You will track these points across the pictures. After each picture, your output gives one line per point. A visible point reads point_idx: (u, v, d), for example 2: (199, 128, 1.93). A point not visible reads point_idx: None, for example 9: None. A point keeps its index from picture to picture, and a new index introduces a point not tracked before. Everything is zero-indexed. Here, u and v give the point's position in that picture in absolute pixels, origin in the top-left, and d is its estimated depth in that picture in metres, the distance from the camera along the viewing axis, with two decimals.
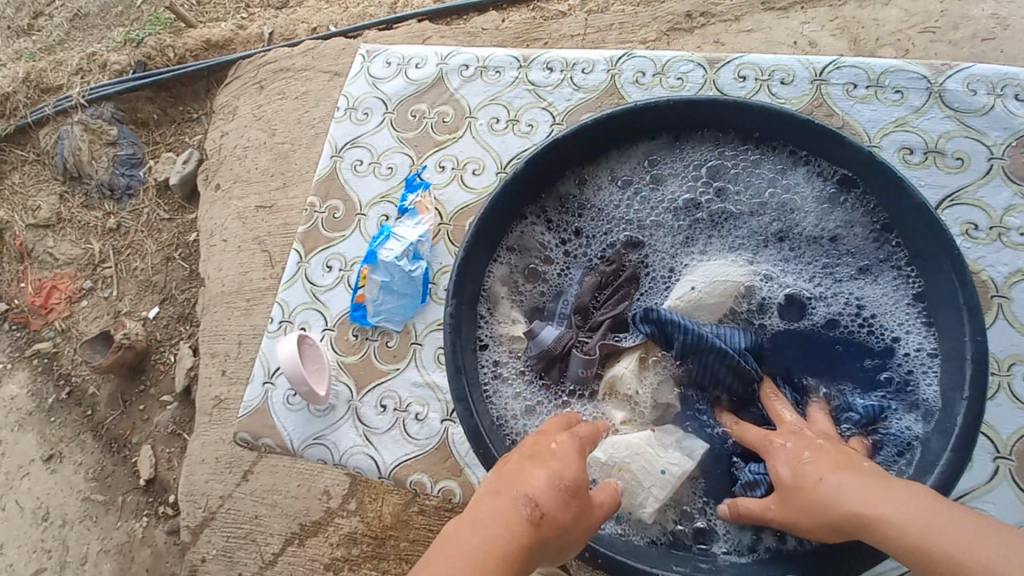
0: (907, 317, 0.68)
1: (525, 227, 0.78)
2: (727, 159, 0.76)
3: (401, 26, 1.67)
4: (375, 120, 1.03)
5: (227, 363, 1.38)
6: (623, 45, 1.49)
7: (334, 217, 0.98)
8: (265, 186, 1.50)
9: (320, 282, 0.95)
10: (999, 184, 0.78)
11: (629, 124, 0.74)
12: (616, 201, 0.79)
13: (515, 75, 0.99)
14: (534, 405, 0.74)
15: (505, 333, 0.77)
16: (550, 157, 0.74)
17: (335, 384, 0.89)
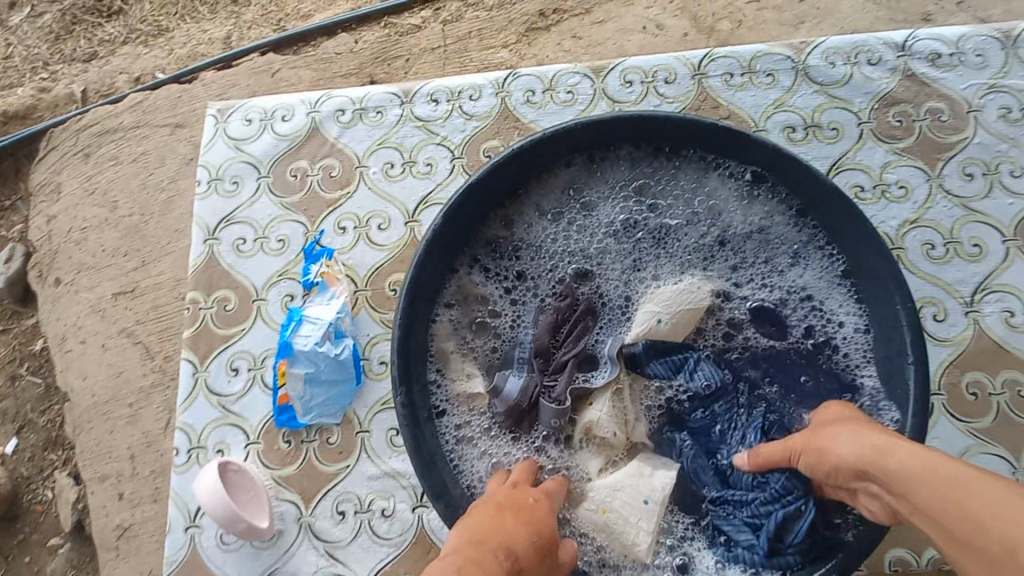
0: (843, 296, 0.69)
1: (455, 284, 0.72)
2: (647, 175, 0.75)
3: (242, 63, 1.49)
4: (248, 188, 0.90)
5: (122, 484, 1.23)
6: (486, 52, 1.46)
7: (226, 310, 0.84)
8: (120, 269, 1.35)
9: (228, 390, 0.81)
10: (871, 146, 0.85)
11: (540, 158, 0.71)
12: (551, 235, 0.75)
13: (399, 113, 0.91)
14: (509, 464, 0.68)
15: (462, 390, 0.69)
16: (468, 207, 0.68)
17: (277, 504, 0.76)
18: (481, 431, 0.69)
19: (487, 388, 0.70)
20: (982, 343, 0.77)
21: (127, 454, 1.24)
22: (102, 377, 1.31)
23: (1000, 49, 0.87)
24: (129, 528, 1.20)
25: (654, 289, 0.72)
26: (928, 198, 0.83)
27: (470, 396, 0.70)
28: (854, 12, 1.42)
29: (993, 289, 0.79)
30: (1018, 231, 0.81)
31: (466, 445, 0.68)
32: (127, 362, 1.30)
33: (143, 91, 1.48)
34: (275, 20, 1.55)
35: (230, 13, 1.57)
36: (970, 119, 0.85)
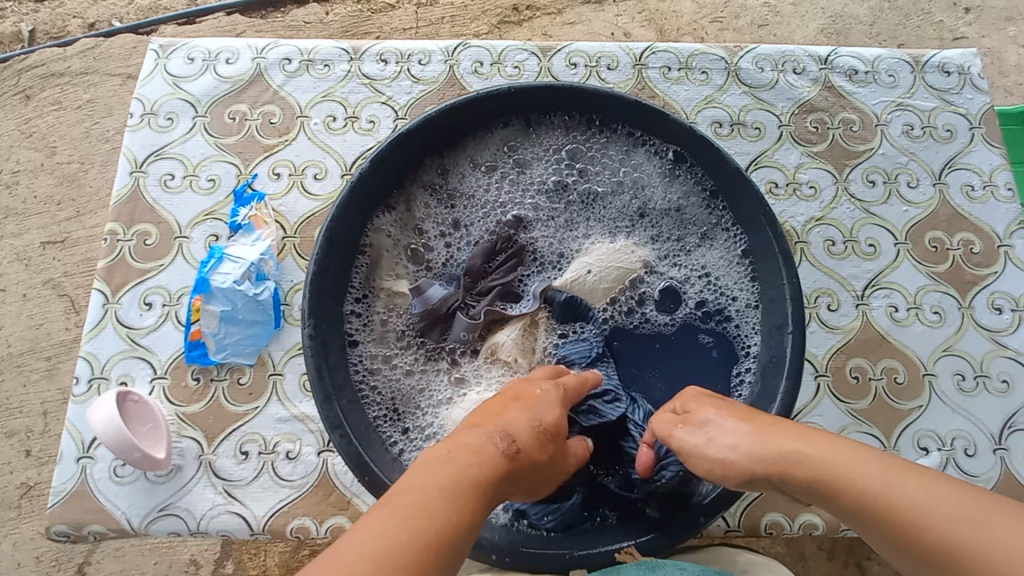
0: (742, 274, 0.73)
1: (390, 216, 0.74)
2: (579, 143, 0.78)
3: (206, 20, 1.46)
4: (182, 126, 0.88)
5: (31, 440, 1.20)
6: (457, 38, 1.48)
7: (146, 244, 0.82)
8: (51, 217, 1.31)
9: (139, 324, 0.79)
10: (789, 147, 0.92)
11: (472, 114, 0.73)
12: (483, 186, 0.77)
13: (346, 69, 0.92)
14: (414, 370, 0.71)
15: (385, 291, 0.72)
16: (401, 150, 0.70)
17: (178, 441, 0.75)
18: (394, 335, 0.71)
19: (412, 288, 0.72)
20: (867, 333, 0.84)
21: (40, 410, 1.21)
22: (19, 329, 1.25)
23: (909, 72, 0.95)
24: (34, 487, 1.19)
25: (588, 248, 0.76)
26: (834, 199, 0.90)
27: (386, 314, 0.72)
28: (808, 42, 1.56)
29: (882, 286, 0.87)
30: (908, 235, 0.89)
31: (377, 369, 0.70)
32: (48, 314, 1.25)
33: (95, 37, 1.41)
34: None
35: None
36: (877, 131, 0.93)
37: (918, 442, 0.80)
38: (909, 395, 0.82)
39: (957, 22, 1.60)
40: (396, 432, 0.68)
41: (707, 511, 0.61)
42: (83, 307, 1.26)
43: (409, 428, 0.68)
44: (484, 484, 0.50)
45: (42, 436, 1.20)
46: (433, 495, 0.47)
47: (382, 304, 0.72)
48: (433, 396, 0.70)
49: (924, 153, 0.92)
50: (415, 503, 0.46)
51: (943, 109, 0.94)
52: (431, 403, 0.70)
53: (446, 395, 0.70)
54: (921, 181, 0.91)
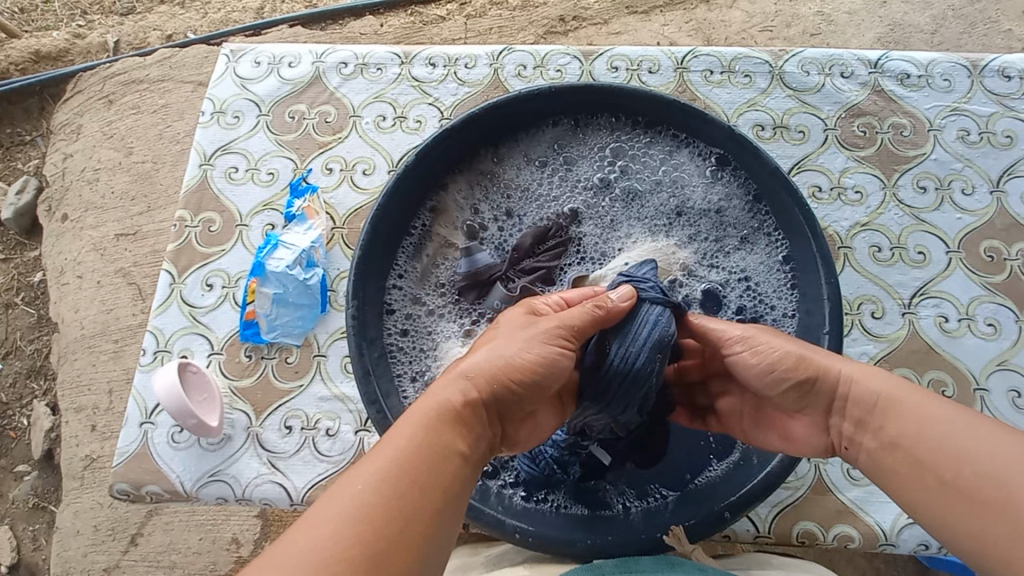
0: (782, 281, 0.71)
1: (448, 193, 0.78)
2: (625, 143, 0.78)
3: (271, 32, 1.57)
4: (247, 123, 0.96)
5: (97, 416, 1.30)
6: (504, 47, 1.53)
7: (210, 230, 0.89)
8: (126, 211, 1.42)
9: (200, 303, 0.86)
10: (834, 152, 0.90)
11: (523, 110, 0.76)
12: (536, 180, 0.79)
13: (397, 72, 0.97)
14: (438, 312, 0.75)
15: (436, 251, 0.76)
16: (456, 139, 0.74)
17: (229, 412, 0.80)
18: (434, 283, 0.76)
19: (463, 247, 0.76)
20: (914, 343, 0.82)
21: (106, 388, 1.30)
22: (93, 312, 1.37)
23: (966, 76, 0.92)
24: (96, 459, 1.29)
25: (633, 245, 0.75)
26: (881, 205, 0.88)
27: (423, 273, 0.76)
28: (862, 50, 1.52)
29: (931, 295, 0.84)
30: (961, 244, 0.85)
31: (414, 329, 0.74)
32: (118, 300, 1.36)
33: (172, 48, 1.54)
34: None
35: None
36: (930, 136, 0.90)
37: None
38: None
39: None
40: (409, 383, 0.71)
41: (733, 508, 0.59)
42: (149, 296, 1.36)
43: (418, 377, 0.72)
44: (447, 413, 0.49)
45: (106, 412, 1.30)
46: (398, 444, 0.46)
47: (419, 273, 0.76)
48: (445, 337, 0.74)
49: (982, 159, 0.89)
50: (391, 453, 0.45)
51: (1002, 114, 0.90)
52: (437, 347, 0.73)
53: (456, 343, 0.74)
54: (976, 188, 0.88)
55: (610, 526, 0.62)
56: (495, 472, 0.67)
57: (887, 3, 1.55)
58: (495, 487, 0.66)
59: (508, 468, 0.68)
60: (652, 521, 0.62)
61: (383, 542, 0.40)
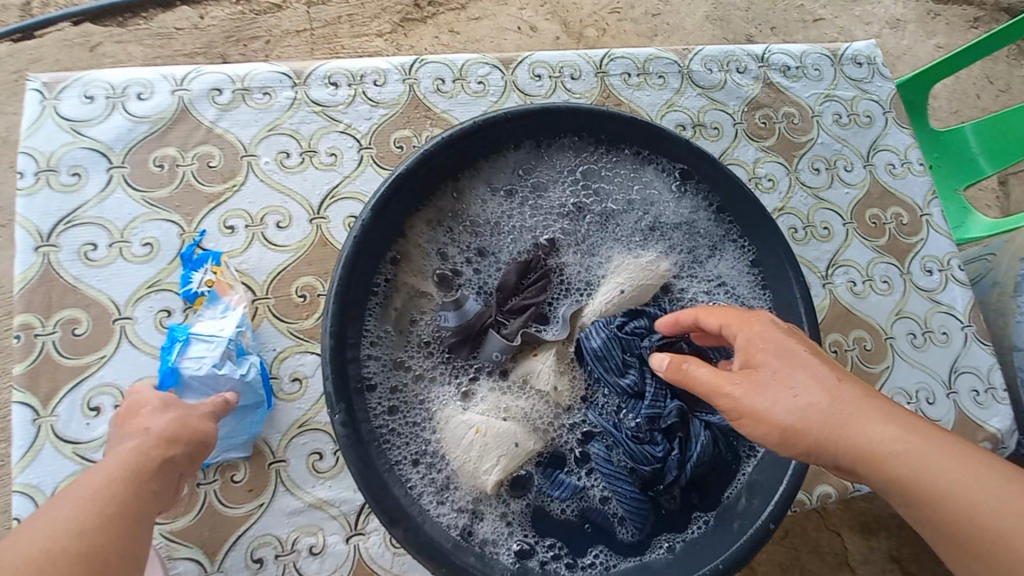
0: (754, 284, 0.75)
1: (414, 237, 0.68)
2: (592, 164, 0.75)
3: (42, 29, 1.18)
4: (94, 182, 0.72)
5: None
6: (358, 41, 1.32)
7: (76, 334, 0.67)
8: None
9: (87, 436, 0.64)
10: (745, 144, 0.97)
11: (483, 140, 0.69)
12: (504, 213, 0.72)
13: (292, 96, 0.81)
14: (427, 374, 0.65)
15: (413, 304, 0.67)
16: (418, 178, 0.65)
17: (172, 566, 0.63)
18: (417, 342, 0.66)
19: (442, 298, 0.68)
20: (836, 309, 0.93)
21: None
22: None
23: (829, 65, 1.05)
24: None
25: (616, 267, 0.72)
26: (790, 189, 0.97)
27: (399, 335, 0.65)
28: (697, 29, 1.58)
29: (840, 264, 0.96)
30: (853, 215, 0.99)
31: (403, 404, 0.63)
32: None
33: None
34: None
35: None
36: (813, 122, 1.02)
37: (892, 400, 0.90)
38: (876, 359, 0.92)
39: (814, 6, 1.70)
40: (412, 469, 0.61)
41: (776, 517, 0.61)
42: None
43: (419, 458, 0.62)
44: (139, 468, 0.50)
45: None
46: (107, 485, 0.48)
47: (396, 333, 0.65)
48: (441, 403, 0.64)
49: (853, 138, 1.03)
50: (88, 499, 0.47)
51: (862, 97, 1.05)
52: (433, 417, 0.64)
53: (455, 408, 0.65)
54: (854, 164, 1.01)
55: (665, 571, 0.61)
56: (534, 547, 0.62)
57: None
58: (538, 562, 0.61)
59: (547, 539, 0.63)
60: (701, 553, 0.62)
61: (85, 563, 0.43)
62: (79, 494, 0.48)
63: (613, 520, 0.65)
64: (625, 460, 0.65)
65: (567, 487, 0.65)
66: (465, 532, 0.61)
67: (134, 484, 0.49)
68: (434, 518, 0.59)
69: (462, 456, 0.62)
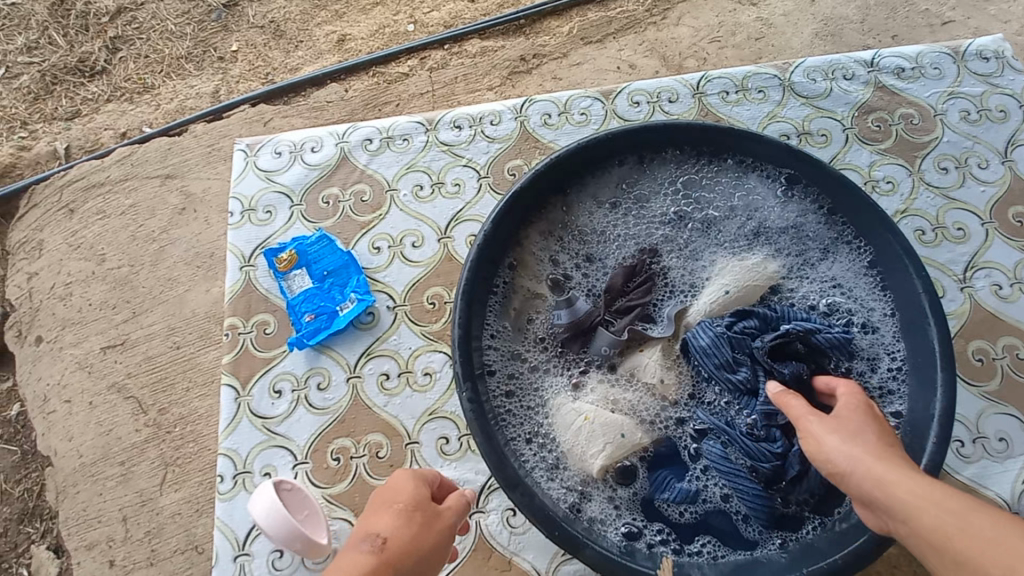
0: (873, 283, 0.73)
1: (528, 248, 0.78)
2: (694, 174, 0.80)
3: (233, 113, 1.52)
4: (281, 216, 0.92)
5: (114, 549, 1.12)
6: (473, 95, 1.51)
7: (266, 333, 0.85)
8: (109, 322, 1.31)
9: (272, 412, 0.81)
10: (857, 149, 0.95)
11: (587, 158, 0.77)
12: (610, 223, 0.80)
13: (424, 139, 0.97)
14: (542, 366, 0.73)
15: (524, 304, 0.75)
16: (534, 195, 0.76)
17: (331, 523, 0.75)
18: (532, 338, 0.74)
19: (555, 298, 0.76)
20: (979, 314, 0.85)
21: (119, 517, 1.14)
22: (89, 437, 1.22)
23: (951, 62, 1.01)
24: None
25: (720, 269, 0.76)
26: (913, 191, 0.92)
27: (513, 330, 0.74)
28: (806, 47, 1.55)
29: (980, 266, 0.88)
30: (993, 214, 0.91)
31: (518, 392, 0.71)
32: (117, 419, 1.22)
33: (130, 145, 1.48)
34: (263, 74, 1.59)
35: (218, 68, 1.60)
36: (936, 121, 0.97)
37: None
38: None
39: (943, 8, 1.59)
40: (526, 446, 0.68)
41: None
42: (151, 406, 1.22)
43: (532, 438, 0.69)
44: None
45: (123, 543, 1.13)
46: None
47: (513, 329, 0.74)
48: (553, 391, 0.71)
49: (986, 134, 0.96)
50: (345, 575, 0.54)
51: (993, 91, 0.99)
52: (546, 403, 0.71)
53: (565, 395, 0.71)
54: (990, 160, 0.94)
55: (781, 566, 0.60)
56: (642, 532, 0.65)
57: (815, 1, 1.61)
58: (646, 545, 0.64)
59: (655, 525, 0.66)
60: (814, 555, 0.60)
61: None
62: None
63: (736, 518, 0.66)
64: (742, 457, 0.66)
65: (681, 491, 0.66)
66: (574, 508, 0.66)
67: None
68: (545, 491, 0.65)
69: (572, 440, 0.67)
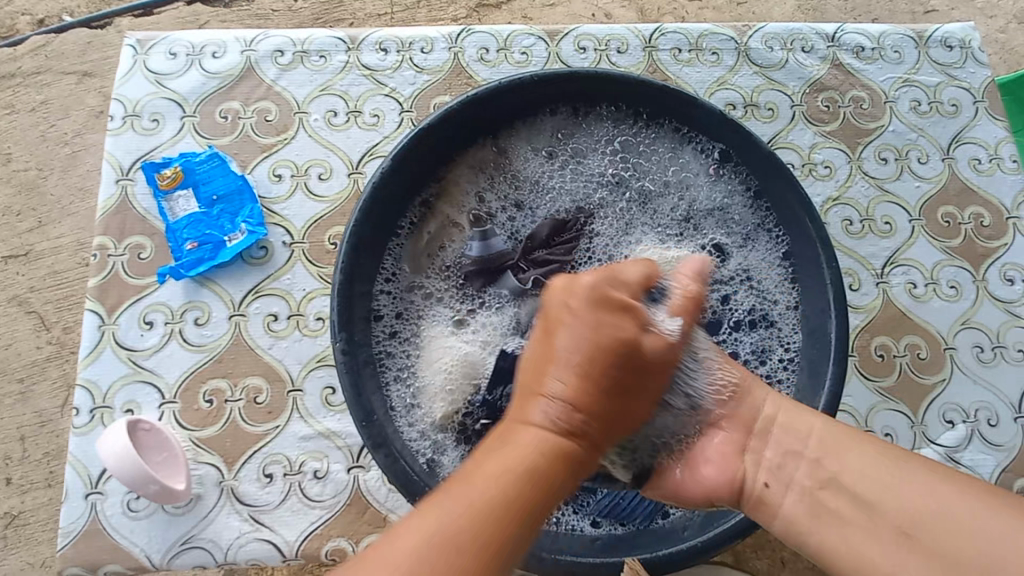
0: (782, 278, 0.69)
1: (434, 190, 0.71)
2: (630, 137, 0.74)
3: None
4: (170, 128, 0.82)
5: (10, 468, 1.00)
6: (434, 23, 1.37)
7: (140, 258, 0.76)
8: (8, 230, 1.11)
9: (140, 345, 0.74)
10: (801, 128, 0.91)
11: (511, 102, 0.69)
12: (545, 173, 0.74)
13: (344, 59, 0.86)
14: (438, 295, 0.70)
15: (426, 237, 0.70)
16: (452, 136, 0.68)
17: (196, 467, 0.71)
18: (437, 266, 0.71)
19: (473, 228, 0.72)
20: (889, 311, 0.85)
21: (15, 436, 1.01)
22: None
23: (913, 48, 0.96)
24: (19, 517, 0.98)
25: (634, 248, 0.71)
26: (848, 178, 0.90)
27: (416, 258, 0.70)
28: (787, 19, 1.48)
29: (900, 263, 0.87)
30: (922, 212, 0.89)
31: (404, 323, 0.68)
32: (16, 333, 1.05)
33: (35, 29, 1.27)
34: None
35: None
36: (886, 108, 0.93)
37: (943, 416, 0.81)
38: (931, 370, 0.83)
39: None
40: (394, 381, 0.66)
41: None
42: (54, 325, 1.06)
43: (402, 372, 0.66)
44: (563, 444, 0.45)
45: (20, 463, 1.00)
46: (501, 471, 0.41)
47: (418, 252, 0.70)
48: (433, 323, 0.69)
49: (932, 128, 0.93)
50: (507, 460, 0.42)
51: (948, 84, 0.95)
52: (421, 334, 0.68)
53: (445, 331, 0.69)
54: (930, 156, 0.92)
55: (639, 544, 0.58)
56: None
57: None
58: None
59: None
60: (675, 536, 0.58)
61: (507, 512, 0.40)
62: (492, 460, 0.42)
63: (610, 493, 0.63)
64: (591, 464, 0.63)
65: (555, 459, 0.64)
66: (430, 463, 0.63)
67: (527, 480, 0.42)
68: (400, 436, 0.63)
69: (437, 379, 0.66)
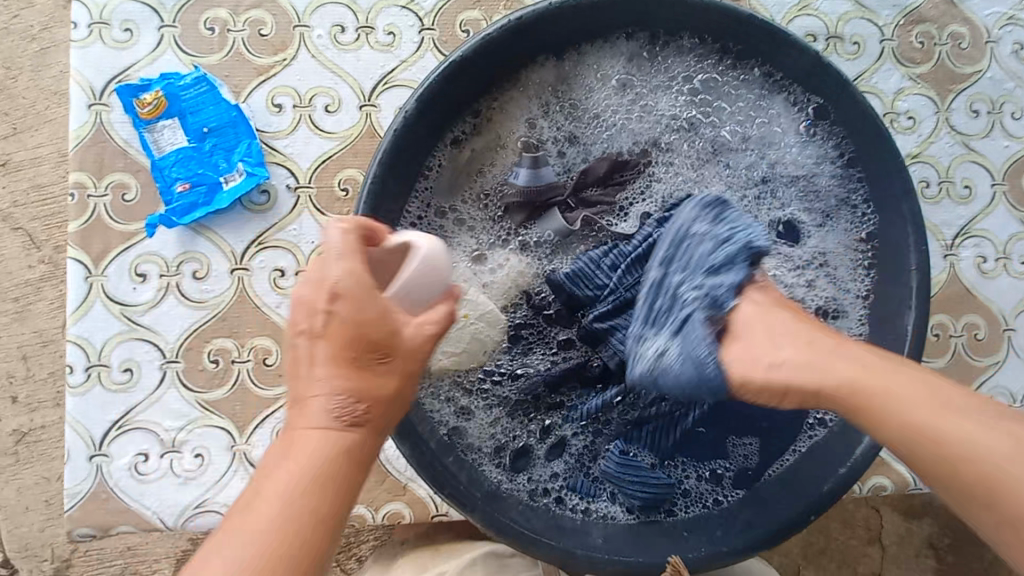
0: (859, 260, 0.60)
1: (472, 121, 0.60)
2: (713, 76, 0.61)
3: None
4: (146, 40, 0.68)
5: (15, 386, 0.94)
6: None
7: (124, 200, 0.67)
8: None
9: (134, 300, 0.66)
10: (889, 69, 0.78)
11: (565, 27, 0.57)
12: (610, 106, 0.62)
13: None
14: (474, 226, 0.61)
15: (462, 161, 0.60)
16: (493, 60, 0.56)
17: (205, 431, 0.67)
18: (476, 192, 0.61)
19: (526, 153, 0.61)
20: (952, 288, 0.78)
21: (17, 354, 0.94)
22: None
23: None
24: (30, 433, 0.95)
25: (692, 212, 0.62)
26: (933, 133, 0.78)
27: (452, 178, 0.60)
28: None
29: (972, 234, 0.78)
30: (1008, 176, 0.79)
31: None
32: (4, 252, 0.95)
33: None
34: None
35: None
36: (988, 48, 0.79)
37: None
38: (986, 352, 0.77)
39: None
40: None
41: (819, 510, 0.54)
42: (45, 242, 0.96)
43: None
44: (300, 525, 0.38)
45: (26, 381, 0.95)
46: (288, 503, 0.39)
47: (452, 177, 0.60)
48: (452, 266, 0.60)
49: None
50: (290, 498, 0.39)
51: None
52: None
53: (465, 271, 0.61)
54: None
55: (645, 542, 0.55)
56: (513, 481, 0.57)
57: None
58: (521, 495, 0.56)
59: (531, 475, 0.58)
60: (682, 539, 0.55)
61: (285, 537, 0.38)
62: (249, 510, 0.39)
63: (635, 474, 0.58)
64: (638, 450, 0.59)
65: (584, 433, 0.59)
66: (450, 433, 0.57)
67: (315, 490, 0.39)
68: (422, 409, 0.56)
69: (455, 345, 0.58)
